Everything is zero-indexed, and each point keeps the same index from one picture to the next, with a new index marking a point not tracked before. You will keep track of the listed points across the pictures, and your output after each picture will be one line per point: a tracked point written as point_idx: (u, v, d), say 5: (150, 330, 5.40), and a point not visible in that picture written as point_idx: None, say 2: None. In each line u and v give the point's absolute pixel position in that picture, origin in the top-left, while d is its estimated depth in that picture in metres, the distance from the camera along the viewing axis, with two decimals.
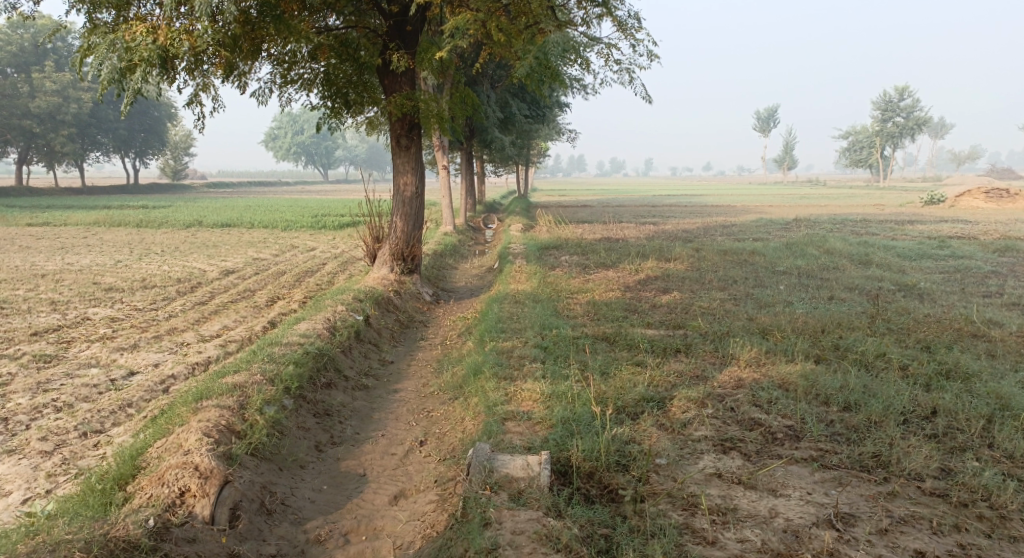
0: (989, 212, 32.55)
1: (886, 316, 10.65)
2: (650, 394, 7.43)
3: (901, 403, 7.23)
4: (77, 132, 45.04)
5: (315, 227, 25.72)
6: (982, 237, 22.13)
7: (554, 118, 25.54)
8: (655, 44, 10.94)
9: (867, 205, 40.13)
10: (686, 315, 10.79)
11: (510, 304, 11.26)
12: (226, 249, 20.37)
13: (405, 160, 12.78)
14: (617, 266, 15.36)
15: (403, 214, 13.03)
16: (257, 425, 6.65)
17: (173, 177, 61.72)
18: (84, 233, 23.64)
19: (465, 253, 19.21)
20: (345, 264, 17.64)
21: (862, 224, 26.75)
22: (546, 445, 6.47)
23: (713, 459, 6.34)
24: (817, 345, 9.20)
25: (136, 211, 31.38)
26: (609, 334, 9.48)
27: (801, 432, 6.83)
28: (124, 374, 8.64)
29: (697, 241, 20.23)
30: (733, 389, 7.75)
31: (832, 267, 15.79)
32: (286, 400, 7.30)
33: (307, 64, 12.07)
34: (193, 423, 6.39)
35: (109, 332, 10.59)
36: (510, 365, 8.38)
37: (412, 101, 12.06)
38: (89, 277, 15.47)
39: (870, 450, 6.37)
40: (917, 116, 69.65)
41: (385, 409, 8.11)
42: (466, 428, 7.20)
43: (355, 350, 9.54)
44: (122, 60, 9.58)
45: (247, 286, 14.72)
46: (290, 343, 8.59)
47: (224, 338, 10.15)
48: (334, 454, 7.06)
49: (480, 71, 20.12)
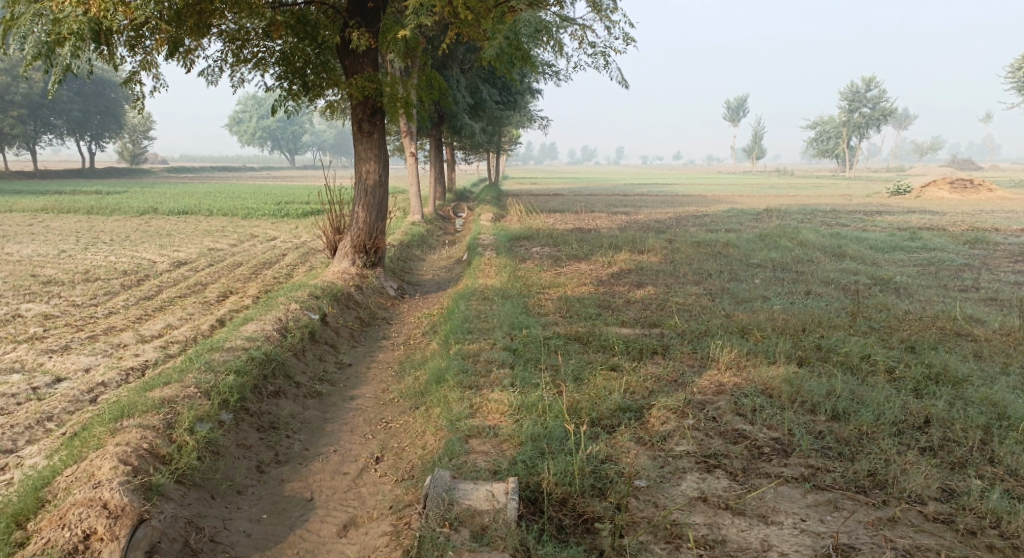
0: (955, 203, 32.57)
1: (867, 314, 10.17)
2: (627, 403, 6.85)
3: (893, 412, 6.70)
4: (28, 114, 43.53)
5: (277, 215, 24.83)
6: (950, 228, 21.95)
7: (525, 104, 24.83)
8: (632, 28, 10.31)
9: (835, 195, 40.01)
10: (662, 311, 10.23)
11: (476, 300, 10.61)
12: (180, 238, 19.45)
13: (368, 146, 12.04)
14: (589, 258, 14.80)
15: (366, 204, 12.30)
16: (186, 447, 6.02)
17: (132, 161, 59.97)
18: (30, 220, 22.53)
19: (432, 243, 18.51)
20: (306, 255, 16.86)
21: (830, 214, 26.51)
22: (513, 467, 5.86)
23: (695, 480, 5.80)
24: (799, 346, 8.68)
25: (91, 197, 30.10)
26: (582, 333, 8.89)
27: (789, 446, 6.28)
28: (49, 382, 7.97)
29: (668, 231, 19.71)
30: (714, 395, 7.21)
31: (807, 260, 15.36)
32: (224, 416, 6.64)
33: (261, 43, 11.21)
34: (110, 447, 5.73)
35: (39, 331, 9.81)
36: (475, 371, 7.74)
37: (374, 83, 11.34)
38: (28, 268, 14.56)
39: (865, 468, 5.87)
40: (882, 107, 69.99)
41: (339, 420, 7.46)
42: (427, 445, 6.59)
43: (310, 353, 8.85)
44: (50, 34, 8.70)
45: (198, 279, 13.91)
46: (233, 347, 7.87)
47: (166, 338, 9.41)
48: (278, 475, 6.43)
49: (448, 54, 19.38)
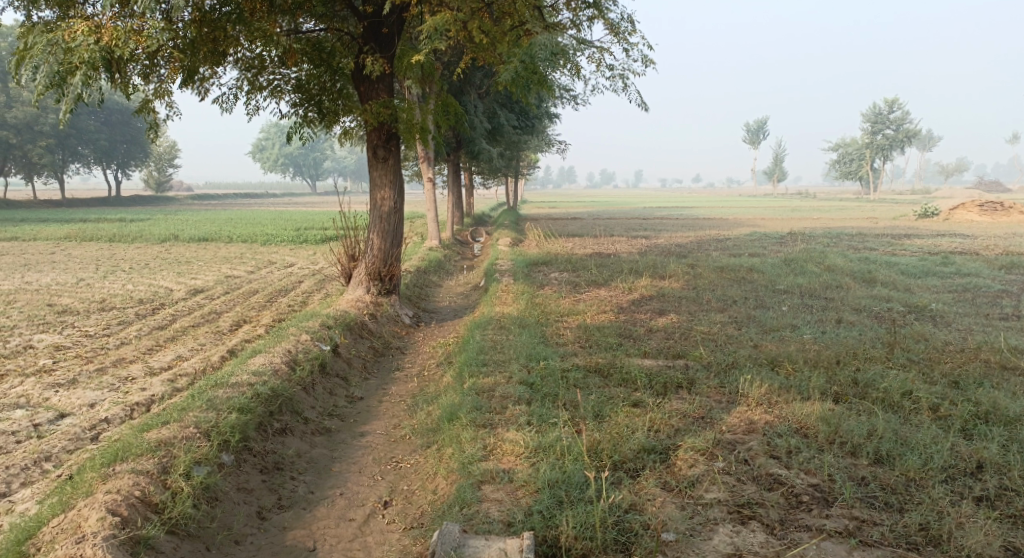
0: (985, 226, 31.79)
1: (904, 345, 9.62)
2: (652, 443, 6.41)
3: (942, 457, 6.18)
4: (56, 144, 44.14)
5: (296, 241, 24.61)
6: (984, 252, 21.25)
7: (544, 128, 24.58)
8: (652, 49, 9.94)
9: (860, 218, 39.27)
10: (686, 342, 9.78)
11: (493, 330, 10.19)
12: (198, 265, 19.24)
13: (383, 172, 11.73)
14: (609, 284, 14.38)
15: (380, 231, 11.96)
16: (180, 495, 5.70)
17: (157, 189, 60.44)
18: (52, 248, 22.46)
19: (450, 269, 18.17)
20: (323, 282, 16.57)
21: (857, 238, 25.86)
22: (529, 520, 5.45)
23: (729, 533, 5.37)
24: (834, 380, 8.18)
25: (113, 224, 30.07)
26: (603, 365, 8.45)
27: (829, 493, 5.79)
28: (51, 418, 7.69)
29: (691, 256, 19.21)
30: (744, 434, 6.74)
31: (836, 286, 14.83)
32: (224, 458, 6.32)
33: (277, 70, 11.01)
34: (99, 495, 5.45)
35: (48, 363, 9.55)
36: (490, 407, 7.32)
37: (390, 108, 11.07)
38: (44, 297, 14.37)
39: (916, 521, 5.41)
40: (907, 128, 69.01)
41: (348, 459, 7.07)
42: (439, 489, 6.21)
43: (319, 386, 8.47)
44: (61, 63, 8.51)
45: (213, 307, 13.64)
46: (238, 383, 7.50)
47: (174, 370, 9.10)
48: (279, 522, 6.07)
49: (466, 79, 19.22)
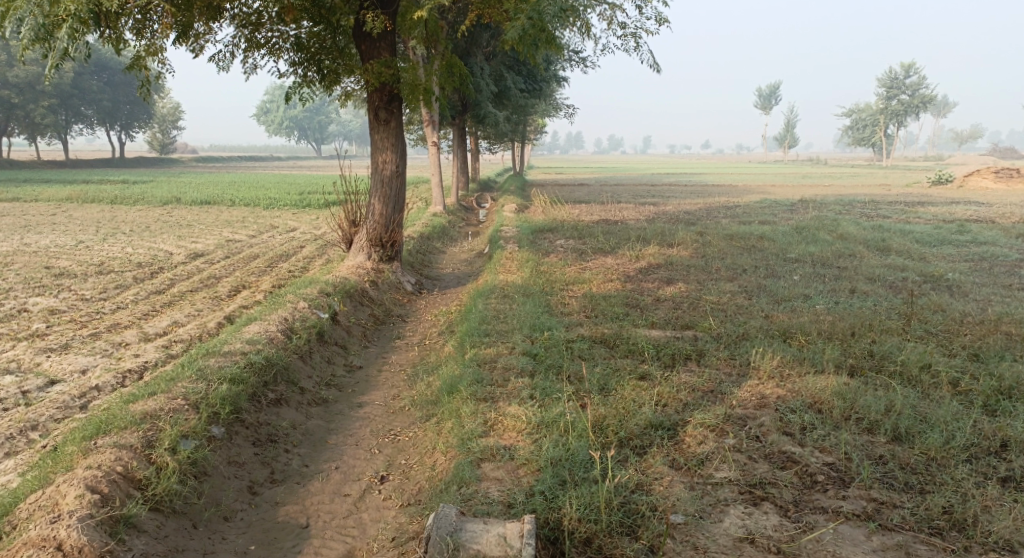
0: (1001, 193, 31.12)
1: (921, 316, 9.30)
2: (659, 419, 6.14)
3: (964, 434, 5.90)
4: (58, 104, 43.68)
5: (300, 206, 24.29)
6: (1000, 221, 20.78)
7: (552, 92, 24.07)
8: (666, 7, 9.52)
9: (872, 185, 38.58)
10: (695, 311, 9.47)
11: (496, 299, 9.90)
12: (200, 229, 18.94)
13: (384, 135, 11.36)
14: (616, 252, 14.05)
15: (382, 196, 11.61)
16: (165, 470, 5.49)
17: (162, 151, 59.98)
18: (53, 210, 22.18)
19: (454, 235, 17.84)
20: (325, 248, 16.28)
21: (870, 206, 25.36)
22: (529, 501, 5.22)
23: (741, 515, 5.11)
24: (848, 353, 7.88)
25: (115, 187, 29.72)
26: (608, 336, 8.16)
27: (846, 474, 5.52)
28: (41, 385, 7.45)
29: (700, 223, 18.83)
30: (756, 409, 6.45)
31: (848, 255, 14.47)
32: (213, 431, 6.09)
33: (275, 27, 10.56)
34: (79, 471, 5.24)
35: (42, 327, 9.30)
36: (491, 380, 7.05)
37: (392, 68, 10.67)
38: (43, 260, 14.11)
39: (939, 504, 5.15)
40: (921, 94, 67.76)
41: (344, 431, 6.82)
42: (437, 465, 5.97)
43: (317, 355, 8.22)
44: (46, 16, 8.11)
45: (213, 272, 13.36)
46: (231, 352, 7.24)
47: (169, 337, 8.84)
48: (271, 497, 5.85)
49: (472, 40, 18.77)
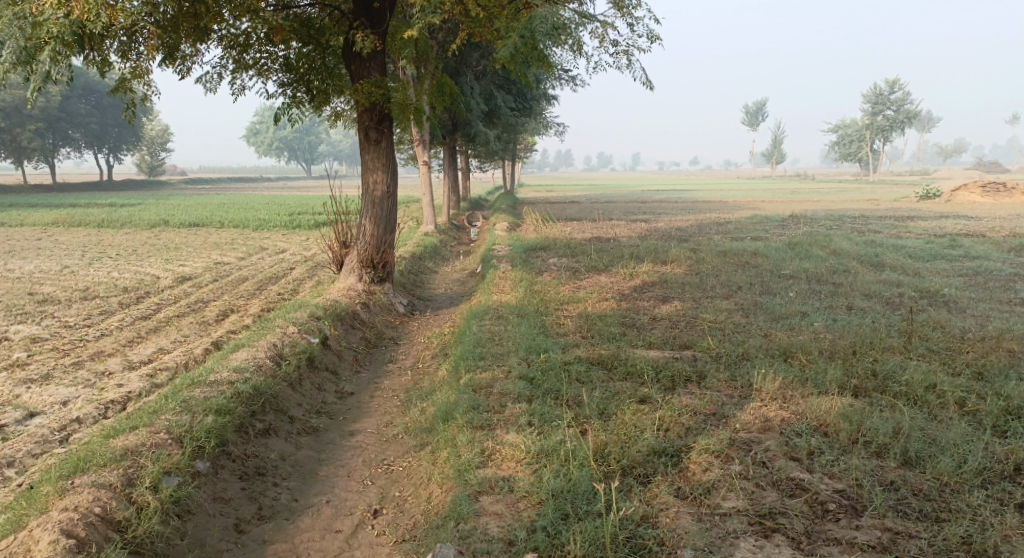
0: (989, 207, 31.18)
1: (922, 333, 9.14)
2: (662, 445, 5.93)
3: (977, 458, 5.73)
4: (46, 127, 43.37)
5: (289, 226, 24.06)
6: (991, 234, 20.78)
7: (541, 110, 24.00)
8: (658, 24, 9.43)
9: (861, 200, 38.58)
10: (692, 331, 9.29)
11: (490, 320, 9.69)
12: (188, 252, 18.65)
13: (375, 155, 11.17)
14: (610, 270, 13.88)
15: (373, 217, 11.40)
16: (146, 510, 5.29)
17: (150, 173, 59.64)
18: (39, 234, 21.85)
19: (446, 254, 17.65)
20: (315, 269, 16.04)
21: (860, 221, 25.36)
22: (531, 538, 5.05)
23: (751, 549, 4.92)
24: (851, 372, 7.70)
25: (103, 209, 29.37)
26: (605, 357, 7.96)
27: (858, 502, 5.33)
28: (20, 417, 7.18)
29: (692, 240, 18.70)
30: (761, 433, 6.25)
31: (843, 270, 14.36)
32: (198, 466, 5.86)
33: (263, 48, 10.39)
34: (54, 513, 5.05)
35: (23, 356, 9.03)
36: (487, 406, 6.82)
37: (382, 88, 10.48)
38: (26, 286, 13.81)
39: (957, 534, 4.98)
40: (907, 109, 68.22)
41: (336, 461, 6.58)
42: (432, 498, 5.75)
43: (307, 381, 7.97)
44: (29, 38, 7.90)
45: (201, 296, 13.10)
46: (217, 381, 6.99)
47: (155, 364, 8.59)
48: (259, 535, 5.60)
49: (461, 59, 18.68)
